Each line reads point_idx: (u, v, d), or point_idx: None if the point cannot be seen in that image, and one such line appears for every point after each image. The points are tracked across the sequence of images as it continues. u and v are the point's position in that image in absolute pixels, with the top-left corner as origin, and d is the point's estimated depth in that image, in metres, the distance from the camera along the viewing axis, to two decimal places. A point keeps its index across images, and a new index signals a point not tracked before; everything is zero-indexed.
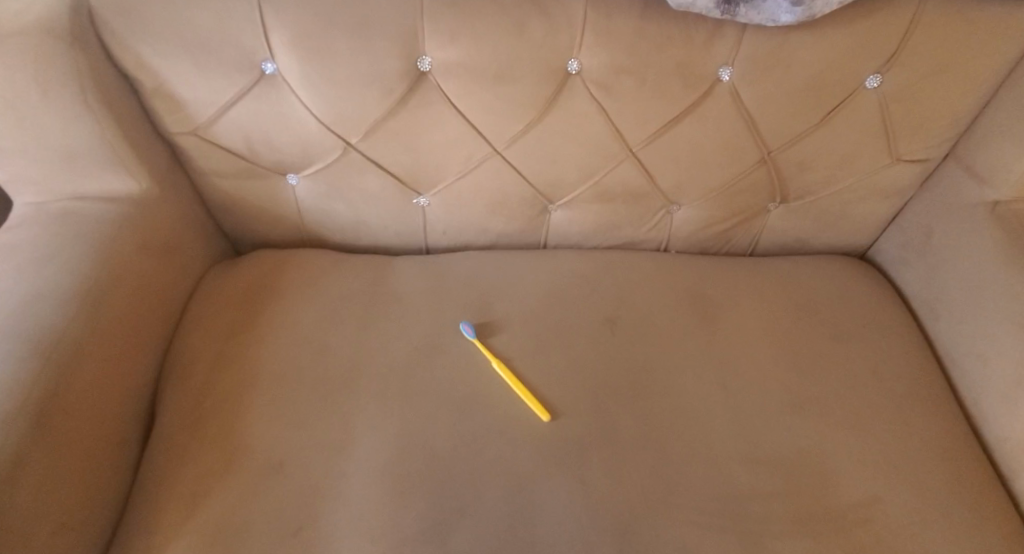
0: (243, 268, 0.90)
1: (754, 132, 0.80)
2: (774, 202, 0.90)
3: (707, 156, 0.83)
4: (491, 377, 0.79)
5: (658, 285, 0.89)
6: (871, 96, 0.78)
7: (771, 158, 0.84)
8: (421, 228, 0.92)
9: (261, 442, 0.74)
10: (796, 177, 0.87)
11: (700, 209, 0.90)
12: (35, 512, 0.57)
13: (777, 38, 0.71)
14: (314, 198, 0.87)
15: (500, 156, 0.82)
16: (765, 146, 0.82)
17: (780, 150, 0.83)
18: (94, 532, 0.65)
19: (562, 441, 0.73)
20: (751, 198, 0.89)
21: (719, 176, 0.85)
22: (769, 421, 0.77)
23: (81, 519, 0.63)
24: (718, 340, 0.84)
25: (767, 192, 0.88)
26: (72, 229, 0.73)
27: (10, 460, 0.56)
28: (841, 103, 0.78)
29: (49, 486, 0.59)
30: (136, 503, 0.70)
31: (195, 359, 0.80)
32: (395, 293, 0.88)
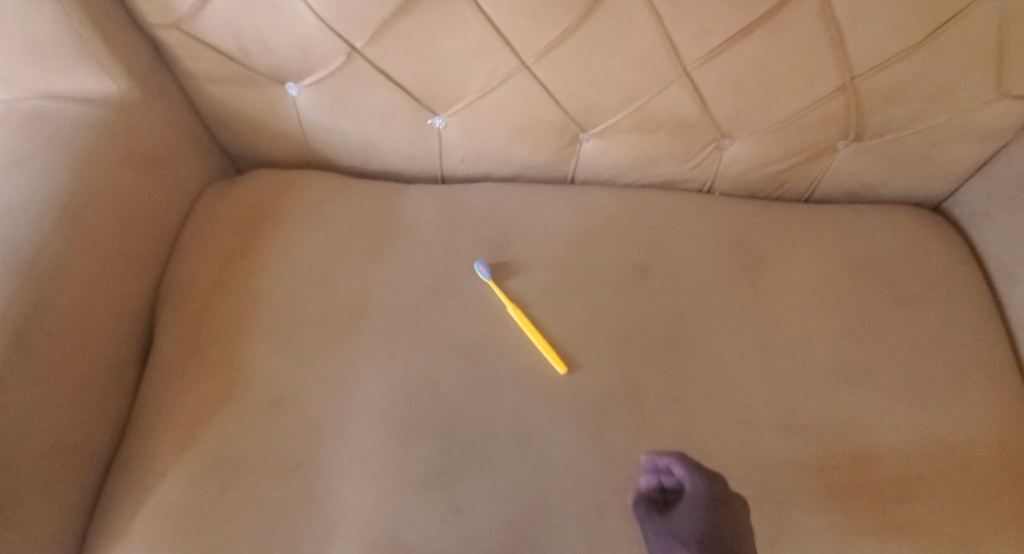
0: (241, 188, 0.82)
1: (834, 52, 0.68)
2: (846, 139, 0.79)
3: (773, 80, 0.71)
4: (508, 322, 0.73)
5: (698, 230, 0.80)
6: (989, 10, 0.64)
7: (850, 85, 0.72)
8: (437, 153, 0.82)
9: (258, 376, 0.69)
10: (877, 111, 0.75)
11: (755, 145, 0.79)
12: (17, 437, 0.54)
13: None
14: (317, 113, 0.77)
15: (528, 71, 0.71)
16: (847, 70, 0.70)
17: (863, 76, 0.71)
18: (90, 452, 0.64)
19: (579, 394, 0.68)
20: (817, 134, 0.78)
21: (783, 106, 0.74)
22: (810, 386, 0.69)
23: (72, 440, 0.61)
24: (760, 295, 0.75)
25: (838, 127, 0.77)
26: (46, 132, 0.65)
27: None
28: (946, 20, 0.65)
29: (32, 410, 0.56)
30: (135, 426, 0.68)
31: (190, 285, 0.74)
32: (407, 224, 0.80)
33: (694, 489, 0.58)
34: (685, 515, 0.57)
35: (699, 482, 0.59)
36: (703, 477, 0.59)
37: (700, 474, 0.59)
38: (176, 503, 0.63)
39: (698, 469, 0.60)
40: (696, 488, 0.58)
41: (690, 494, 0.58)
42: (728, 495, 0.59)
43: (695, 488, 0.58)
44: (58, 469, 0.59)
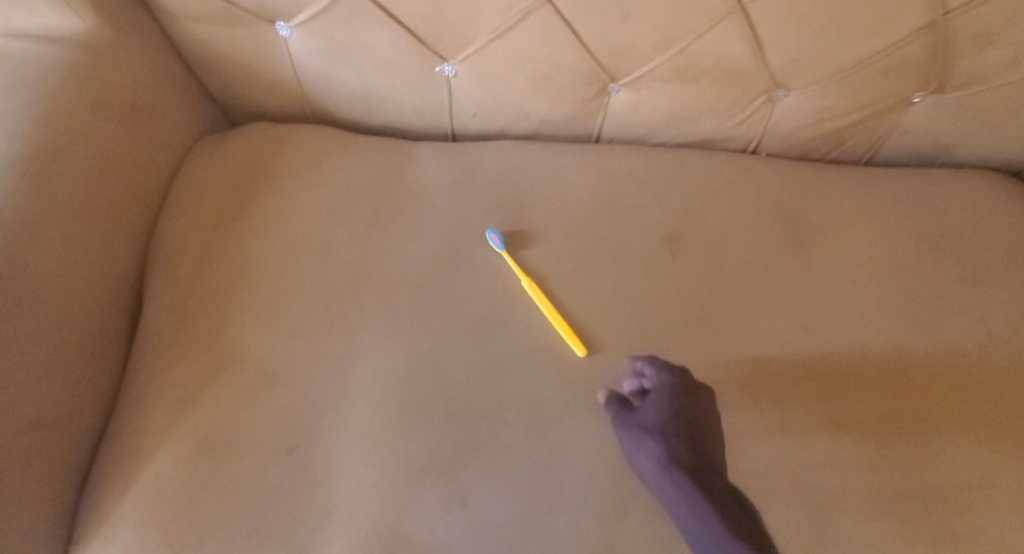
0: (234, 143, 0.75)
1: None
2: (923, 91, 0.69)
3: (853, 18, 0.61)
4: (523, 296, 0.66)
5: (740, 196, 0.71)
6: None
7: (942, 22, 0.61)
8: (447, 106, 0.74)
9: (250, 350, 0.64)
10: (970, 56, 0.64)
11: (815, 96, 0.69)
12: None
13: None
14: (315, 58, 0.69)
15: (552, 7, 0.62)
16: (942, 3, 0.60)
17: (959, 11, 0.61)
18: (75, 428, 0.59)
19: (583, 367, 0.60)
20: (892, 84, 0.67)
21: (854, 51, 0.64)
22: (863, 377, 0.61)
23: (54, 415, 0.56)
24: (808, 271, 0.67)
25: (917, 77, 0.66)
26: (9, 76, 0.58)
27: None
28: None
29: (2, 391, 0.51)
30: (124, 402, 0.63)
31: (179, 249, 0.68)
32: (414, 186, 0.73)
33: (662, 384, 0.58)
34: (654, 406, 0.56)
35: (668, 378, 0.58)
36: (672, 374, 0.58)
37: (671, 373, 0.58)
38: (165, 481, 0.58)
39: (668, 367, 0.59)
40: (663, 383, 0.58)
41: (658, 389, 0.57)
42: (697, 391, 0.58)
43: (664, 383, 0.58)
44: (37, 447, 0.54)
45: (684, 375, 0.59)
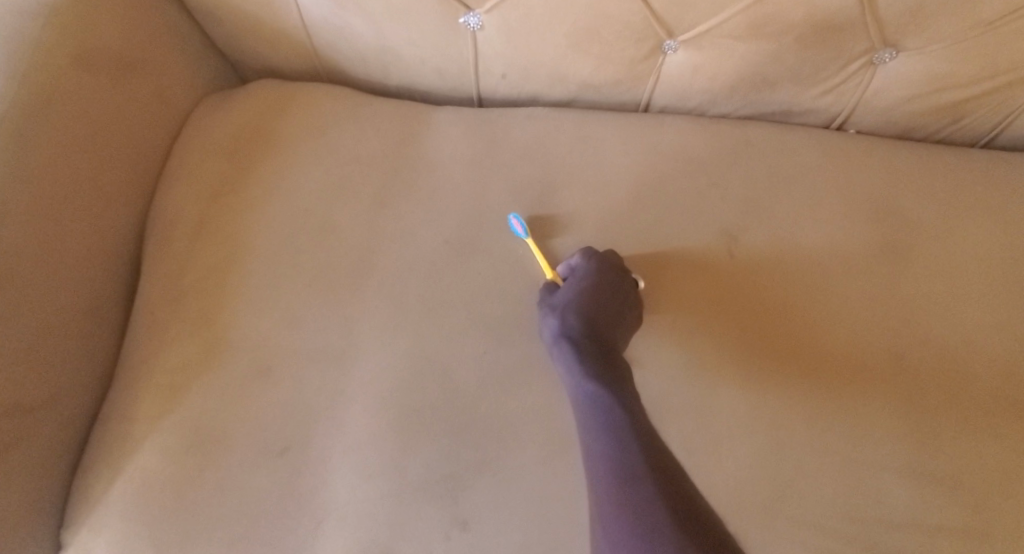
0: (240, 103, 0.68)
1: None
2: None
3: None
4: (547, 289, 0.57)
5: (816, 181, 0.59)
6: None
7: None
8: (473, 65, 0.64)
9: (244, 335, 0.58)
10: None
11: (928, 61, 0.55)
12: None
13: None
14: (326, 5, 0.60)
15: None
16: None
17: None
18: (63, 411, 0.54)
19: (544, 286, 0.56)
20: None
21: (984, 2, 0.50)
22: (970, 416, 0.48)
23: (40, 397, 0.51)
24: (900, 277, 0.54)
25: None
26: None
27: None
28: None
29: None
30: (116, 385, 0.58)
31: (177, 219, 0.62)
32: (430, 159, 0.65)
33: (587, 271, 0.52)
34: (570, 287, 0.51)
35: (595, 264, 0.52)
36: (603, 265, 0.52)
37: (600, 258, 0.53)
38: (150, 475, 0.53)
39: (603, 260, 0.53)
40: (586, 270, 0.52)
41: (579, 274, 0.52)
42: (625, 283, 0.52)
43: (590, 266, 0.52)
44: (21, 432, 0.49)
45: (616, 263, 0.53)
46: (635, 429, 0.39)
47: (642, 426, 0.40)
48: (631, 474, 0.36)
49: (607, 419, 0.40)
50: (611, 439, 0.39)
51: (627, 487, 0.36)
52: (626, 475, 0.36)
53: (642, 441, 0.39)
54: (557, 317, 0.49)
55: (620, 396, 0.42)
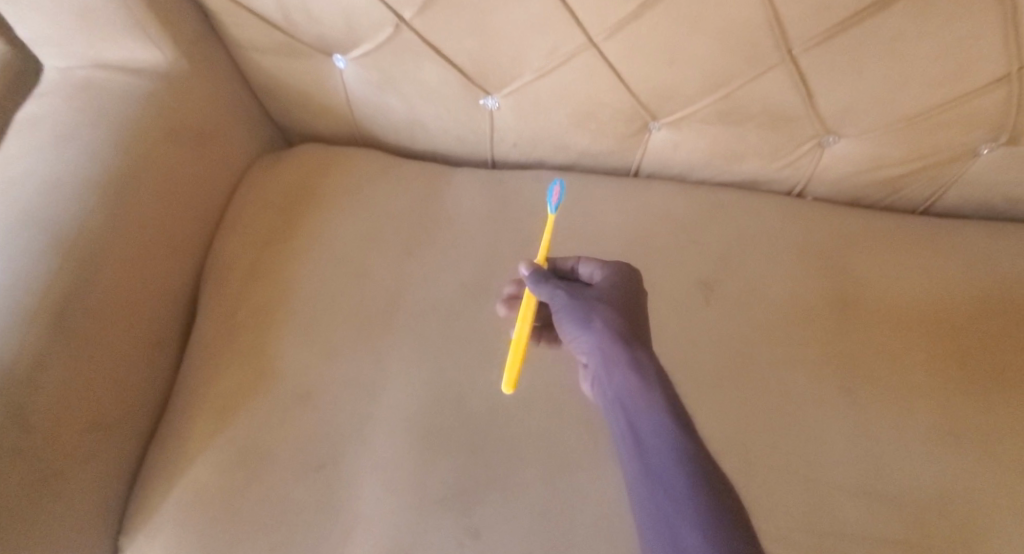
0: (288, 164, 0.79)
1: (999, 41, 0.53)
2: (992, 143, 0.63)
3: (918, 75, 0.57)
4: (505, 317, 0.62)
5: (781, 238, 0.69)
6: None
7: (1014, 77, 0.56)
8: (488, 136, 0.75)
9: (287, 366, 0.67)
10: None
11: (865, 144, 0.65)
12: (60, 419, 0.53)
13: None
14: (365, 88, 0.71)
15: (597, 50, 0.60)
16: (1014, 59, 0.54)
17: None
18: (127, 428, 0.62)
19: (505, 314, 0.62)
20: (956, 135, 0.62)
21: (911, 102, 0.59)
22: (910, 447, 0.56)
23: (112, 417, 0.60)
24: (854, 325, 0.63)
25: (986, 129, 0.61)
26: (98, 103, 0.63)
27: (16, 379, 0.50)
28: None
29: (74, 391, 0.55)
30: (173, 407, 0.66)
31: (232, 264, 0.72)
32: (450, 215, 0.75)
33: (611, 284, 0.52)
34: (600, 295, 0.50)
35: (618, 278, 0.52)
36: (626, 280, 0.52)
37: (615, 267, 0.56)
38: (200, 489, 0.60)
39: (624, 274, 0.53)
40: (613, 283, 0.52)
41: (606, 286, 0.51)
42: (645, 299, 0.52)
43: (615, 279, 0.52)
44: (97, 447, 0.58)
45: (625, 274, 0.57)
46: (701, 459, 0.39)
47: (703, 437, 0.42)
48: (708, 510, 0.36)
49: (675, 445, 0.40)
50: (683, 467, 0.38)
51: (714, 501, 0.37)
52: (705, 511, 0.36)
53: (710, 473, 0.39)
54: (610, 312, 0.48)
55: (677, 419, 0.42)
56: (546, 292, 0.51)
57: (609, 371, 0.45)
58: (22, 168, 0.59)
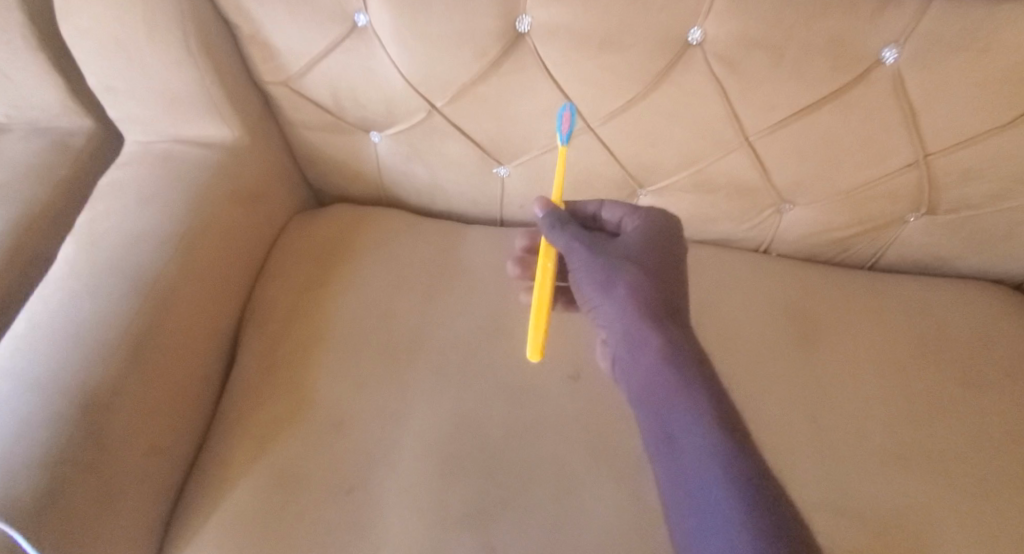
0: (322, 221, 0.90)
1: (911, 134, 0.66)
2: (916, 213, 0.75)
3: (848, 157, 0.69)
4: (518, 275, 0.76)
5: (752, 288, 0.80)
6: None
7: (924, 161, 0.68)
8: (498, 199, 0.87)
9: (320, 400, 0.74)
10: (955, 187, 0.71)
11: (812, 211, 0.78)
12: (131, 439, 0.61)
13: (975, 16, 0.55)
14: (395, 158, 0.83)
15: (593, 132, 0.73)
16: (922, 146, 0.67)
17: (940, 152, 0.67)
18: (177, 453, 0.69)
19: (519, 272, 0.76)
20: (887, 205, 0.75)
21: (849, 178, 0.72)
22: (868, 468, 0.65)
23: (167, 441, 0.67)
24: (815, 363, 0.73)
25: (910, 201, 0.73)
26: (173, 171, 0.75)
27: (100, 402, 0.59)
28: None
29: (141, 415, 0.63)
30: (215, 437, 0.73)
31: (273, 308, 0.81)
32: (465, 266, 0.85)
33: (639, 233, 0.58)
34: (627, 246, 0.56)
35: (642, 227, 0.58)
36: (649, 227, 0.58)
37: (634, 208, 0.61)
38: (239, 511, 0.66)
39: (648, 221, 0.59)
40: (639, 233, 0.58)
41: (633, 236, 0.57)
42: (669, 241, 0.58)
43: (640, 228, 0.58)
44: (155, 468, 0.65)
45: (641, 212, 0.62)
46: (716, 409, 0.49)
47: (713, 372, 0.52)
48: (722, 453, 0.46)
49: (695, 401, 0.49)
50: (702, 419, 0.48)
51: (726, 446, 0.47)
52: (719, 453, 0.46)
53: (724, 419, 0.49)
54: (634, 266, 0.54)
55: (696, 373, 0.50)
56: (564, 241, 0.55)
57: (630, 331, 0.52)
58: (110, 225, 0.71)
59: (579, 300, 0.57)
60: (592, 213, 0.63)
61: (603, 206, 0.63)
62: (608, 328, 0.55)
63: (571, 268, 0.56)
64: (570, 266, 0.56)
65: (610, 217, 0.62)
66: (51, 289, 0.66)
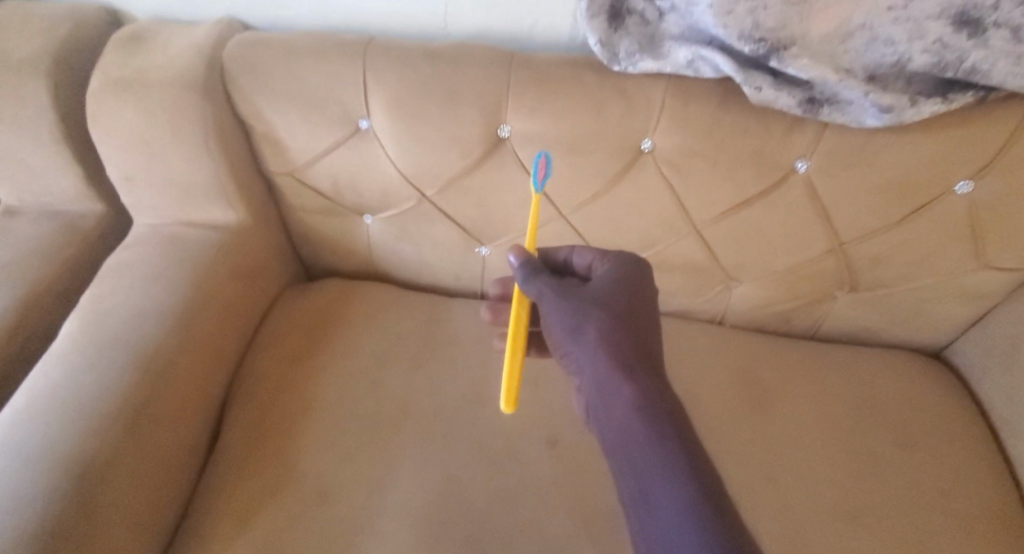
0: (312, 296, 0.96)
1: (827, 227, 0.77)
2: (842, 289, 0.86)
3: (780, 245, 0.80)
4: (490, 320, 0.74)
5: (710, 357, 0.88)
6: (959, 203, 0.73)
7: (842, 249, 0.80)
8: (479, 274, 0.95)
9: (306, 469, 0.77)
10: (869, 271, 0.82)
11: (754, 288, 0.88)
12: (121, 512, 0.63)
13: (859, 139, 0.68)
14: (386, 238, 0.91)
15: (566, 219, 0.82)
16: (837, 237, 0.78)
17: (854, 243, 0.79)
18: (161, 526, 0.69)
19: (491, 317, 0.74)
20: (817, 284, 0.85)
21: (784, 261, 0.82)
22: (821, 526, 0.71)
23: (154, 514, 0.68)
24: (770, 426, 0.80)
25: (836, 281, 0.84)
26: (179, 251, 0.81)
27: (92, 476, 0.61)
28: (922, 205, 0.73)
29: (132, 487, 0.64)
30: (197, 510, 0.73)
31: (263, 379, 0.85)
32: (447, 338, 0.91)
33: (609, 278, 0.59)
34: (596, 292, 0.58)
35: (612, 273, 0.60)
36: (620, 272, 0.60)
37: (604, 252, 0.63)
38: None
39: (618, 266, 0.61)
40: (608, 279, 0.59)
41: (602, 281, 0.59)
42: (641, 285, 0.60)
43: (611, 273, 0.60)
44: (142, 542, 0.65)
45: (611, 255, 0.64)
46: (688, 461, 0.49)
47: (684, 414, 0.53)
48: (694, 507, 0.46)
49: (668, 453, 0.50)
50: (673, 473, 0.48)
51: (699, 499, 0.47)
52: (692, 508, 0.46)
53: (697, 471, 0.49)
54: (602, 314, 0.55)
55: (667, 422, 0.51)
56: (534, 290, 0.58)
57: (600, 373, 0.54)
58: (118, 301, 0.75)
59: (552, 345, 0.59)
60: (564, 258, 0.65)
61: (574, 252, 0.65)
62: (580, 372, 0.57)
63: (543, 313, 0.58)
64: (542, 311, 0.58)
65: (581, 262, 0.64)
66: (52, 365, 0.69)
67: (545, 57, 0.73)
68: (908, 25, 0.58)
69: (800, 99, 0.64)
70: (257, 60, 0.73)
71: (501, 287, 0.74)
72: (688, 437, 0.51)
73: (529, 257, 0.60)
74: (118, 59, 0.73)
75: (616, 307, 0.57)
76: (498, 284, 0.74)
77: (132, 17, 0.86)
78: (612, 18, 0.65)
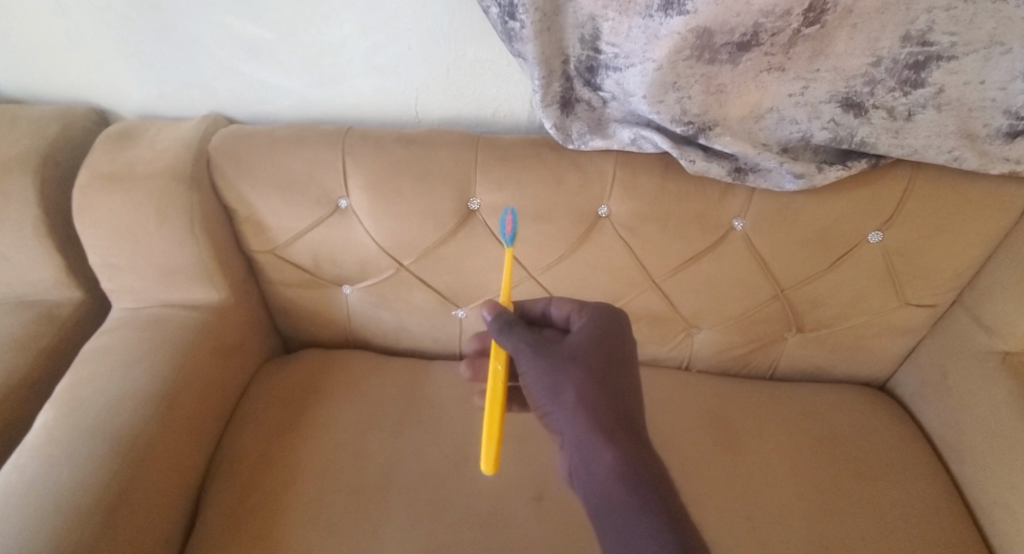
0: (292, 368, 0.98)
1: (768, 275, 0.85)
2: (792, 331, 0.93)
3: (730, 293, 0.87)
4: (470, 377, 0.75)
5: (678, 403, 0.92)
6: (876, 250, 0.82)
7: (784, 294, 0.87)
8: (455, 337, 0.99)
9: (290, 546, 0.76)
10: (811, 313, 0.89)
11: (711, 334, 0.94)
12: None
13: (783, 201, 0.77)
14: (364, 306, 0.95)
15: (535, 280, 0.88)
16: (778, 284, 0.86)
17: (793, 288, 0.86)
18: None
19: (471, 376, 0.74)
20: (769, 327, 0.92)
21: (735, 308, 0.89)
22: None
23: None
24: (742, 467, 0.84)
25: (785, 323, 0.91)
26: (160, 332, 0.82)
27: None
28: (844, 253, 0.82)
29: None
30: None
31: (242, 456, 0.85)
32: (427, 401, 0.94)
33: (585, 334, 0.63)
34: (573, 349, 0.61)
35: (589, 327, 0.64)
36: (596, 328, 0.63)
37: (581, 305, 0.67)
38: None
39: (594, 321, 0.64)
40: (585, 334, 0.63)
41: (580, 337, 0.62)
42: (617, 338, 0.63)
43: (587, 329, 0.63)
44: None
45: (587, 307, 0.67)
46: (665, 522, 0.54)
47: (659, 469, 0.58)
48: None
49: (645, 514, 0.54)
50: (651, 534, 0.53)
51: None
52: None
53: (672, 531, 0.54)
54: (580, 373, 0.59)
55: (644, 483, 0.56)
56: (511, 344, 0.61)
57: (580, 432, 0.58)
58: (97, 387, 0.76)
59: (532, 400, 0.63)
60: (542, 310, 0.68)
61: (551, 304, 0.68)
62: (560, 430, 0.60)
63: (522, 370, 0.61)
64: (520, 367, 0.62)
65: (558, 313, 0.67)
66: (29, 457, 0.68)
67: (507, 138, 0.81)
68: (807, 108, 0.68)
69: (728, 168, 0.74)
70: (242, 149, 0.80)
71: (480, 343, 0.75)
72: (665, 497, 0.56)
73: (504, 311, 0.63)
74: (107, 156, 0.79)
75: (592, 364, 0.60)
76: (477, 339, 0.75)
77: (118, 115, 0.92)
78: (562, 106, 0.74)
